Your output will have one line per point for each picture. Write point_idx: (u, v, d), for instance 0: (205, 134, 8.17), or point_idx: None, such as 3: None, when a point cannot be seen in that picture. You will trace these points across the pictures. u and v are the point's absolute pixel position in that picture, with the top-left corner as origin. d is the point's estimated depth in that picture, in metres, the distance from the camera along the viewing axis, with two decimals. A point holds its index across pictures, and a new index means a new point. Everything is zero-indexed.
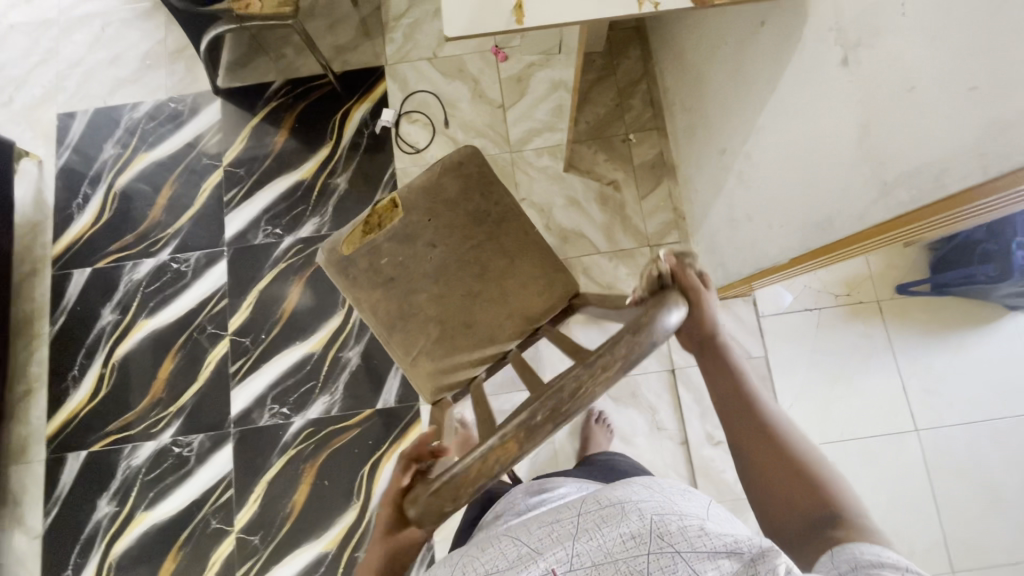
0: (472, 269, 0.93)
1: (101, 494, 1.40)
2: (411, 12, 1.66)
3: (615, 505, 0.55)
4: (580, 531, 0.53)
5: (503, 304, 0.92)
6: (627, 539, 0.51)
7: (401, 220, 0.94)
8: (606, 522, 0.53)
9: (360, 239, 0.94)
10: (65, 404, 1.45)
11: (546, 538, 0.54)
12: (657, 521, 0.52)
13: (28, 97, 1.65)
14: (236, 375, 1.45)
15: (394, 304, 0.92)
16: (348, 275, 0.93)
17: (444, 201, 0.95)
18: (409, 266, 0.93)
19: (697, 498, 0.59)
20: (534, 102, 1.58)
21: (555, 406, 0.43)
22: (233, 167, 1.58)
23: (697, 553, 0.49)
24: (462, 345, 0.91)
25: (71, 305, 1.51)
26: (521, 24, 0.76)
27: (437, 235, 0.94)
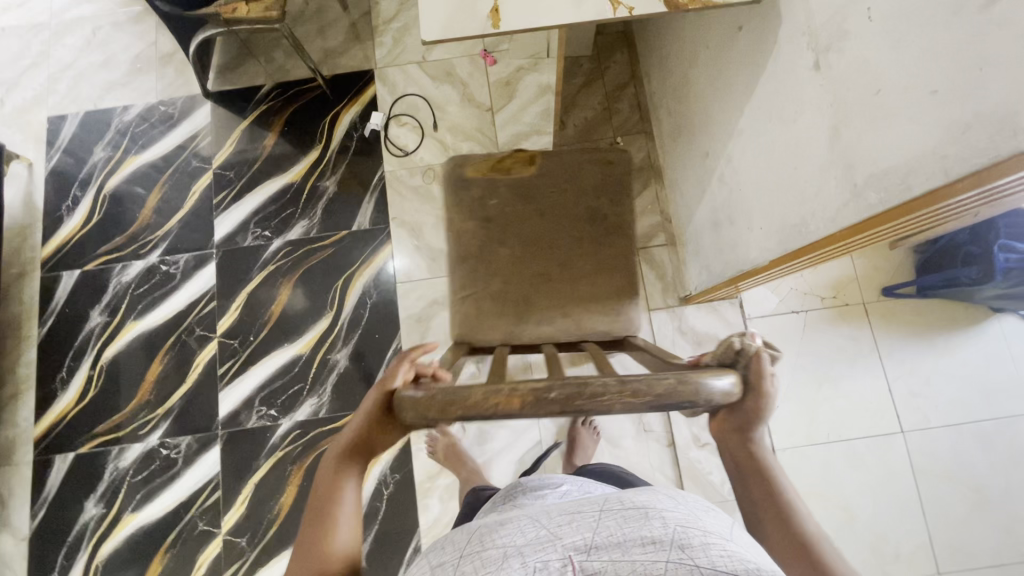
0: (558, 253, 1.00)
1: (89, 496, 1.40)
2: (401, 16, 1.67)
3: (639, 507, 0.51)
4: (601, 525, 0.50)
5: (565, 303, 0.98)
6: (646, 542, 0.47)
7: (526, 176, 1.02)
8: (629, 522, 0.49)
9: (486, 170, 1.02)
10: (53, 406, 1.45)
11: (567, 526, 0.51)
12: (678, 530, 0.48)
13: (19, 100, 1.65)
14: (224, 377, 1.45)
15: (478, 242, 1.00)
16: (458, 190, 1.01)
17: (573, 185, 1.01)
18: (512, 221, 1.01)
19: (719, 516, 0.53)
20: (522, 105, 1.59)
21: (569, 395, 0.44)
22: (223, 170, 1.58)
23: (716, 570, 0.44)
24: (510, 315, 0.98)
25: (60, 307, 1.51)
26: (497, 28, 0.76)
27: (548, 207, 1.01)
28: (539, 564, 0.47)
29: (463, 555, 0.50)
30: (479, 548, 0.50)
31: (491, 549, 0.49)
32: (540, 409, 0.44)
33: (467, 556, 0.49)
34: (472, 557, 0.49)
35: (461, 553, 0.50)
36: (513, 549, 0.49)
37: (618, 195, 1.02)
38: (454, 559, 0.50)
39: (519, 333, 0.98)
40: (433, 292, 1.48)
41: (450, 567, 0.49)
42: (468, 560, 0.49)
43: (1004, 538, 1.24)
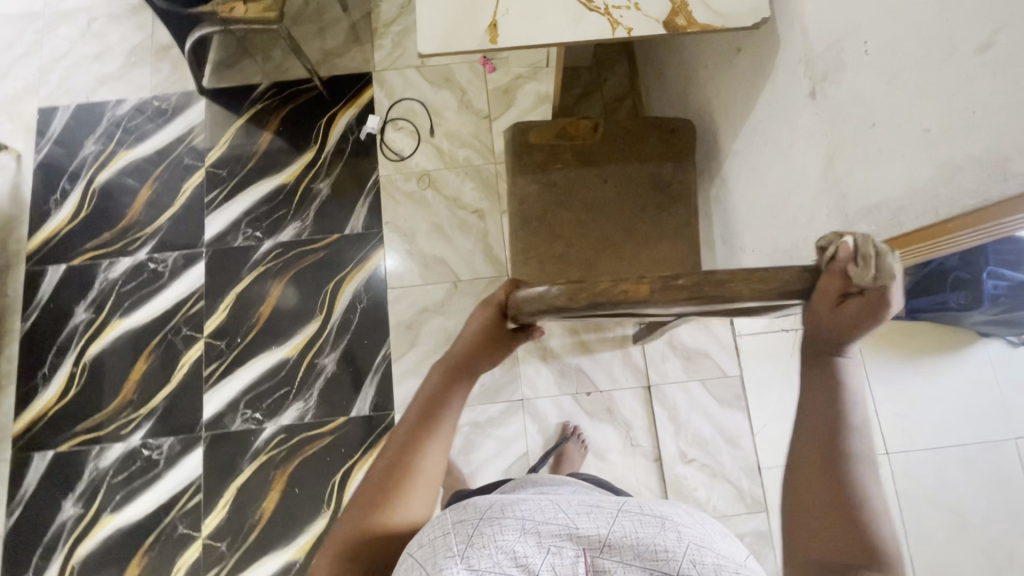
0: (622, 219, 1.01)
1: (67, 496, 1.37)
2: (401, 20, 1.66)
3: (656, 512, 0.47)
4: (619, 521, 0.45)
5: (632, 267, 0.99)
6: (659, 552, 0.43)
7: (592, 142, 1.04)
8: (646, 526, 0.45)
9: (550, 135, 1.04)
10: (34, 402, 1.43)
11: (587, 513, 0.46)
12: (692, 547, 0.44)
13: (10, 90, 1.63)
14: (210, 379, 1.43)
15: (541, 209, 1.01)
16: (524, 156, 1.03)
17: (638, 153, 1.03)
18: (578, 187, 1.02)
19: (734, 543, 0.48)
20: (520, 114, 1.59)
21: (696, 282, 0.49)
22: (216, 169, 1.57)
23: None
24: (575, 276, 0.99)
25: (44, 302, 1.49)
26: (495, 44, 0.76)
27: (612, 174, 1.02)
28: (556, 548, 0.43)
29: (485, 516, 0.45)
30: (501, 513, 0.46)
31: (512, 517, 0.45)
32: (664, 294, 0.50)
33: (488, 518, 0.45)
34: (492, 520, 0.45)
35: (482, 513, 0.46)
36: (534, 523, 0.45)
37: (679, 199, 1.02)
38: (474, 517, 0.46)
39: None
40: (423, 299, 1.47)
41: (468, 525, 0.45)
42: (488, 521, 0.45)
43: (984, 563, 1.23)
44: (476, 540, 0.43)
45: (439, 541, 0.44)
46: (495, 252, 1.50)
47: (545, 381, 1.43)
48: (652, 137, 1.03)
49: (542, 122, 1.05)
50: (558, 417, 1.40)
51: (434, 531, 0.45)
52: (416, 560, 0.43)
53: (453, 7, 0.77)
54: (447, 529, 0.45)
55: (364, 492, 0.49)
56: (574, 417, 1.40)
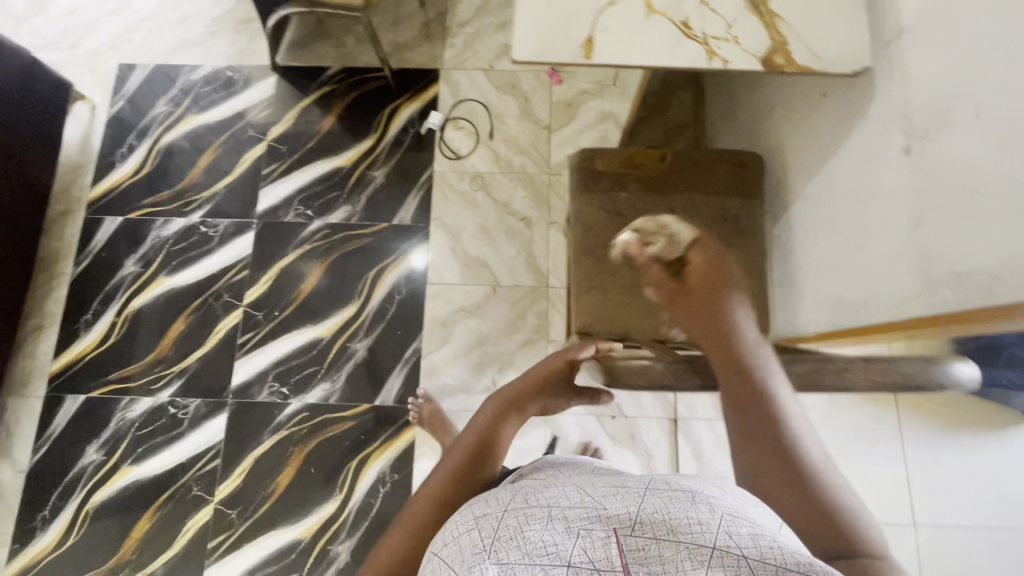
0: (690, 252, 0.99)
1: (91, 441, 1.40)
2: (475, 21, 1.68)
3: (681, 491, 0.57)
4: (640, 503, 0.55)
5: None
6: (691, 524, 0.51)
7: (660, 172, 1.04)
8: (670, 502, 0.55)
9: (616, 164, 1.05)
10: (74, 345, 1.47)
11: (614, 500, 0.57)
12: (721, 520, 0.52)
13: (94, 43, 1.69)
14: (242, 348, 1.45)
15: (605, 235, 1.02)
16: (588, 184, 1.04)
17: (708, 185, 1.03)
18: (645, 216, 1.02)
19: (762, 513, 0.57)
20: (580, 128, 1.59)
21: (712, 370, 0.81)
22: (277, 144, 1.60)
23: (762, 563, 0.46)
24: (639, 306, 0.98)
25: (97, 251, 1.53)
26: (589, 60, 0.76)
27: (680, 205, 1.02)
28: (585, 532, 0.53)
29: (507, 508, 0.59)
30: (524, 507, 0.58)
31: (538, 512, 0.57)
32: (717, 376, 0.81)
33: (509, 511, 0.58)
34: (515, 512, 0.58)
35: (506, 507, 0.59)
36: (556, 516, 0.55)
37: (744, 236, 1.00)
38: (499, 513, 0.59)
39: (641, 328, 0.97)
40: (461, 299, 1.48)
41: (493, 518, 0.58)
42: (511, 515, 0.57)
43: None
44: (501, 528, 0.56)
45: (468, 538, 0.56)
46: (537, 262, 1.50)
47: None
48: (721, 171, 1.03)
49: (608, 150, 1.06)
50: (579, 436, 1.39)
51: (462, 531, 0.58)
52: (444, 557, 0.56)
53: (553, 20, 0.78)
54: (475, 526, 0.58)
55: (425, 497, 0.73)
56: (595, 438, 1.38)
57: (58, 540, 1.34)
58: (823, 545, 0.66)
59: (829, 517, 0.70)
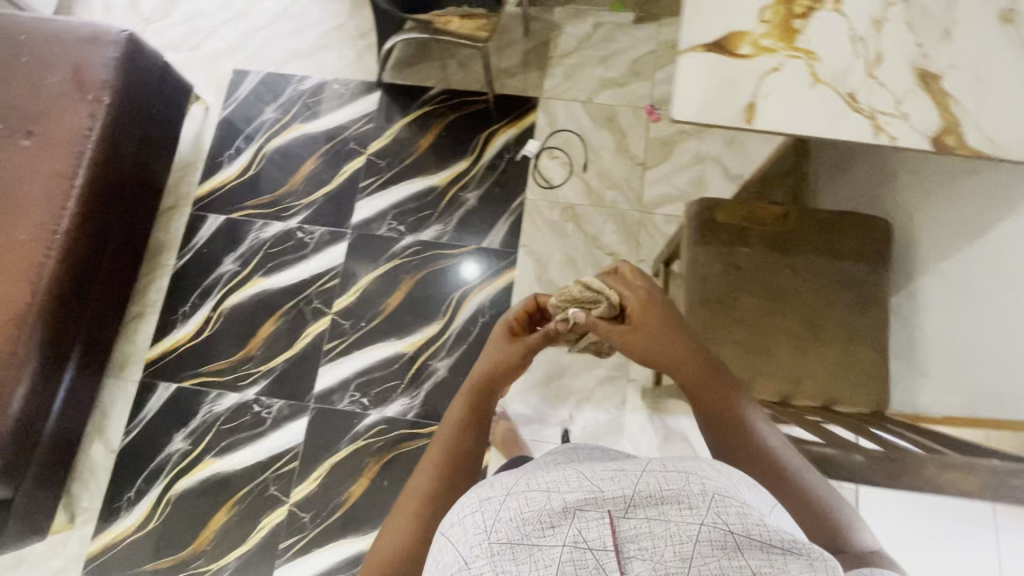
0: (810, 315, 0.98)
1: (179, 430, 1.46)
2: (578, 53, 1.70)
3: (679, 466, 0.45)
4: (642, 480, 0.44)
5: (812, 364, 0.96)
6: (681, 505, 0.42)
7: (783, 229, 1.02)
8: (670, 480, 0.43)
9: (737, 216, 1.04)
10: (171, 335, 1.53)
11: (609, 479, 0.45)
12: (717, 499, 0.42)
13: (212, 48, 1.77)
14: (328, 354, 1.49)
15: (722, 287, 1.01)
16: (707, 234, 1.03)
17: (834, 247, 1.00)
18: (764, 273, 1.00)
19: (763, 494, 0.47)
20: (675, 168, 1.58)
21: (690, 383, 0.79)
22: (376, 158, 1.64)
23: (749, 539, 0.40)
24: (755, 364, 0.97)
25: (199, 246, 1.60)
26: (750, 124, 0.76)
27: (803, 265, 1.00)
28: (579, 514, 0.43)
29: (511, 492, 0.47)
30: (523, 491, 0.47)
31: (534, 492, 0.46)
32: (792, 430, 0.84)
33: (514, 494, 0.46)
34: (518, 496, 0.46)
35: (509, 490, 0.47)
36: (553, 496, 0.45)
37: (866, 306, 0.98)
38: (502, 494, 0.48)
39: (756, 388, 0.96)
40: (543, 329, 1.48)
41: (496, 502, 0.46)
42: (514, 498, 0.46)
43: None
44: (501, 516, 0.45)
45: (469, 524, 0.46)
46: None
47: (647, 440, 1.40)
48: (847, 236, 1.01)
49: (728, 203, 1.06)
50: None
51: (467, 512, 0.48)
52: (452, 539, 0.47)
53: (714, 83, 0.78)
54: (479, 508, 0.47)
55: (411, 499, 0.72)
56: None
57: (140, 522, 1.40)
58: (810, 535, 0.66)
59: (811, 504, 0.69)
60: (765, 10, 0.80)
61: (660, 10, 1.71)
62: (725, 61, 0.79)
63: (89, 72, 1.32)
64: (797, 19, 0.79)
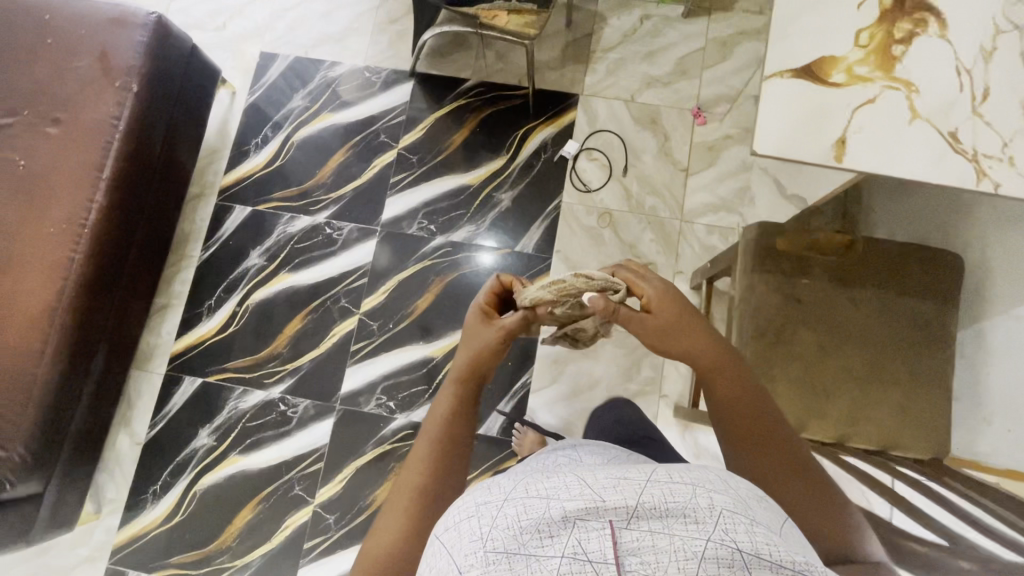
0: (869, 354, 0.93)
1: (204, 425, 1.46)
2: (622, 48, 1.61)
3: (685, 479, 0.43)
4: (647, 492, 0.42)
5: (869, 404, 0.92)
6: (688, 520, 0.40)
7: (846, 259, 0.97)
8: (677, 493, 0.42)
9: (798, 244, 0.98)
10: (196, 329, 1.51)
11: (612, 488, 0.43)
12: (726, 515, 0.40)
13: (239, 28, 1.69)
14: (354, 356, 1.47)
15: (779, 320, 0.96)
16: (765, 263, 0.98)
17: (901, 282, 0.95)
18: (824, 307, 0.95)
19: (773, 509, 0.44)
20: (720, 176, 1.51)
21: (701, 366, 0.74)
22: (407, 153, 1.58)
23: (758, 558, 0.37)
24: (810, 402, 0.92)
25: (225, 238, 1.56)
26: (839, 162, 0.70)
27: (865, 300, 0.95)
28: (579, 523, 0.41)
29: (508, 497, 0.44)
30: (521, 497, 0.44)
31: (533, 497, 0.44)
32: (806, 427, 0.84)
33: (512, 500, 0.44)
34: (517, 501, 0.44)
35: (507, 496, 0.45)
36: (552, 504, 0.42)
37: (931, 347, 0.93)
38: (499, 499, 0.45)
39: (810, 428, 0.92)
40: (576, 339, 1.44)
41: (493, 508, 0.44)
42: (511, 505, 0.44)
43: None
44: (498, 522, 0.42)
45: (464, 528, 0.44)
46: None
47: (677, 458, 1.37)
48: (915, 271, 0.95)
49: (787, 229, 1.00)
50: None
51: (462, 517, 0.45)
52: (445, 544, 0.44)
53: (799, 113, 0.72)
54: (474, 513, 0.44)
55: (400, 496, 0.67)
56: None
57: (165, 516, 1.40)
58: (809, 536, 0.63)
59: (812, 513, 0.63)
60: (862, 32, 0.73)
61: (711, 4, 1.61)
62: (815, 89, 0.72)
63: (116, 57, 1.27)
64: (896, 44, 0.72)
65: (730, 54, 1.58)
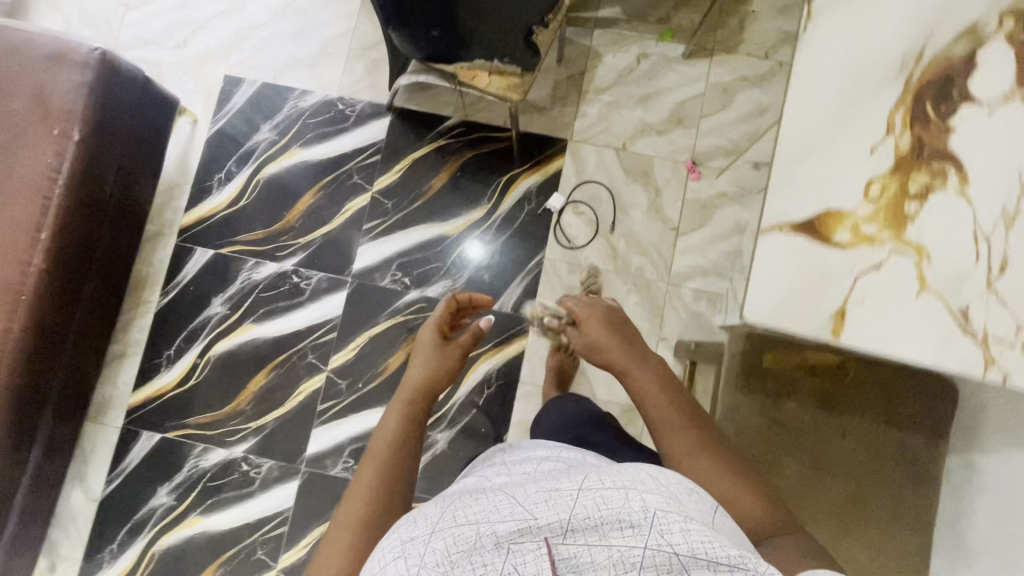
0: (852, 481, 0.91)
1: (163, 483, 1.40)
2: (616, 89, 1.49)
3: (615, 484, 0.47)
4: (579, 503, 0.45)
5: (849, 529, 0.90)
6: (625, 525, 0.43)
7: (838, 381, 0.94)
8: (609, 502, 0.45)
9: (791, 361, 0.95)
10: (154, 380, 1.44)
11: (544, 504, 0.46)
12: (659, 515, 0.44)
13: (201, 47, 1.55)
14: (321, 416, 1.41)
15: (764, 447, 0.93)
16: (754, 383, 0.95)
17: (891, 411, 0.92)
18: (813, 433, 0.93)
19: (701, 502, 0.49)
20: (711, 237, 1.43)
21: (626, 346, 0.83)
22: (382, 197, 1.48)
23: (695, 558, 0.41)
24: None
25: (185, 283, 1.47)
26: (837, 338, 0.70)
27: (853, 430, 0.93)
28: (513, 547, 0.43)
29: (435, 530, 0.46)
30: (454, 524, 0.46)
31: (468, 527, 0.45)
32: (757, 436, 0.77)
33: (440, 532, 0.46)
34: (446, 534, 0.45)
35: (434, 528, 0.46)
36: (485, 530, 0.45)
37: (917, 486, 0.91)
38: (425, 533, 0.46)
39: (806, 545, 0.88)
40: (546, 371, 1.37)
41: (419, 544, 0.45)
42: (440, 537, 0.45)
43: None
44: (426, 561, 0.43)
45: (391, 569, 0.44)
46: None
47: None
48: (906, 399, 0.92)
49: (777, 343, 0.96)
50: None
51: (388, 560, 0.46)
52: None
53: (798, 273, 0.72)
54: (401, 553, 0.45)
55: (342, 529, 0.61)
56: None
57: None
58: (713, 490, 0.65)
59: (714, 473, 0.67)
60: (873, 185, 0.73)
61: (714, 44, 1.49)
62: (818, 247, 0.72)
63: (53, 99, 1.15)
64: (911, 200, 0.72)
65: (732, 102, 1.47)
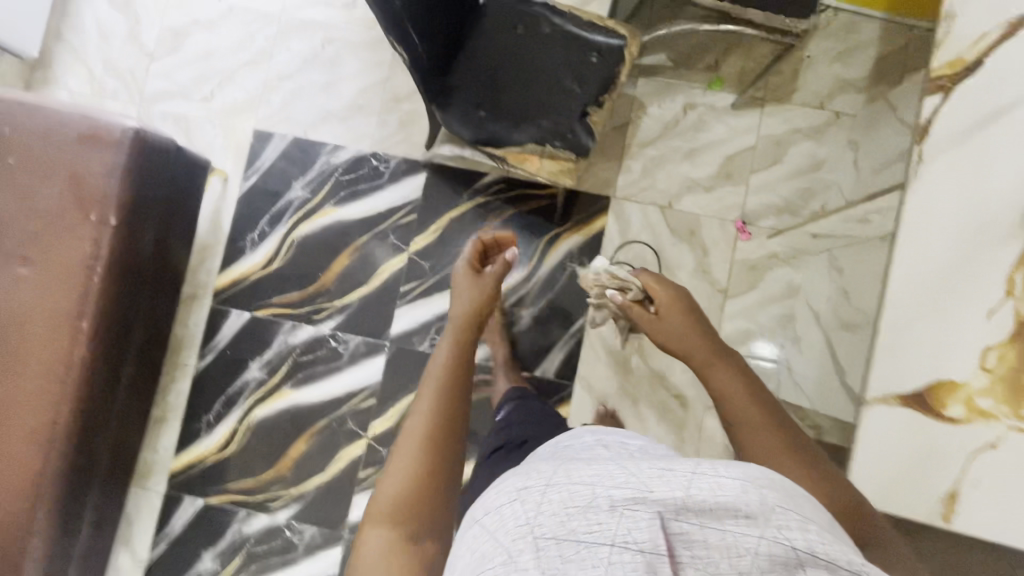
0: None
1: (208, 548, 1.41)
2: (661, 142, 1.42)
3: (735, 474, 0.37)
4: (697, 482, 0.36)
5: None
6: (740, 515, 0.35)
7: None
8: (727, 487, 0.36)
9: None
10: (195, 446, 1.44)
11: (657, 476, 0.38)
12: (779, 511, 0.35)
13: (229, 100, 1.50)
14: (363, 483, 1.40)
15: None
16: None
17: None
18: None
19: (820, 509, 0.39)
20: (760, 300, 1.38)
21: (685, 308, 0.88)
22: (419, 258, 1.44)
23: (814, 557, 0.33)
24: None
25: (221, 347, 1.45)
26: (949, 521, 0.73)
27: None
28: (628, 512, 0.36)
29: (552, 482, 0.40)
30: (566, 481, 0.40)
31: (580, 480, 0.39)
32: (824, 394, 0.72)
33: (557, 485, 0.40)
34: (561, 487, 0.39)
35: (549, 480, 0.40)
36: (595, 492, 0.38)
37: None
38: (541, 484, 0.41)
39: None
40: None
41: (535, 493, 0.40)
42: (553, 489, 0.39)
43: None
44: (544, 508, 0.38)
45: (508, 511, 0.40)
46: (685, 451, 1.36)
47: None
48: None
49: None
50: None
51: (503, 500, 0.42)
52: (486, 528, 0.41)
53: (907, 449, 0.76)
54: (517, 497, 0.41)
55: (410, 438, 0.63)
56: None
57: None
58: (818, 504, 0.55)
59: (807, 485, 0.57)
60: (991, 353, 0.74)
61: (765, 94, 1.41)
62: (928, 421, 0.76)
63: (88, 180, 1.11)
64: None
65: (783, 156, 1.40)
